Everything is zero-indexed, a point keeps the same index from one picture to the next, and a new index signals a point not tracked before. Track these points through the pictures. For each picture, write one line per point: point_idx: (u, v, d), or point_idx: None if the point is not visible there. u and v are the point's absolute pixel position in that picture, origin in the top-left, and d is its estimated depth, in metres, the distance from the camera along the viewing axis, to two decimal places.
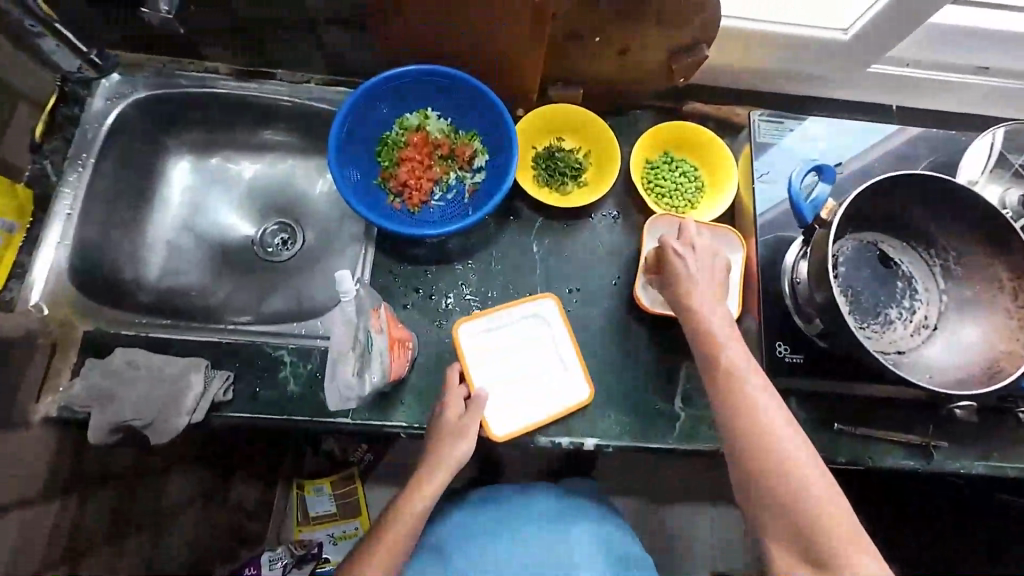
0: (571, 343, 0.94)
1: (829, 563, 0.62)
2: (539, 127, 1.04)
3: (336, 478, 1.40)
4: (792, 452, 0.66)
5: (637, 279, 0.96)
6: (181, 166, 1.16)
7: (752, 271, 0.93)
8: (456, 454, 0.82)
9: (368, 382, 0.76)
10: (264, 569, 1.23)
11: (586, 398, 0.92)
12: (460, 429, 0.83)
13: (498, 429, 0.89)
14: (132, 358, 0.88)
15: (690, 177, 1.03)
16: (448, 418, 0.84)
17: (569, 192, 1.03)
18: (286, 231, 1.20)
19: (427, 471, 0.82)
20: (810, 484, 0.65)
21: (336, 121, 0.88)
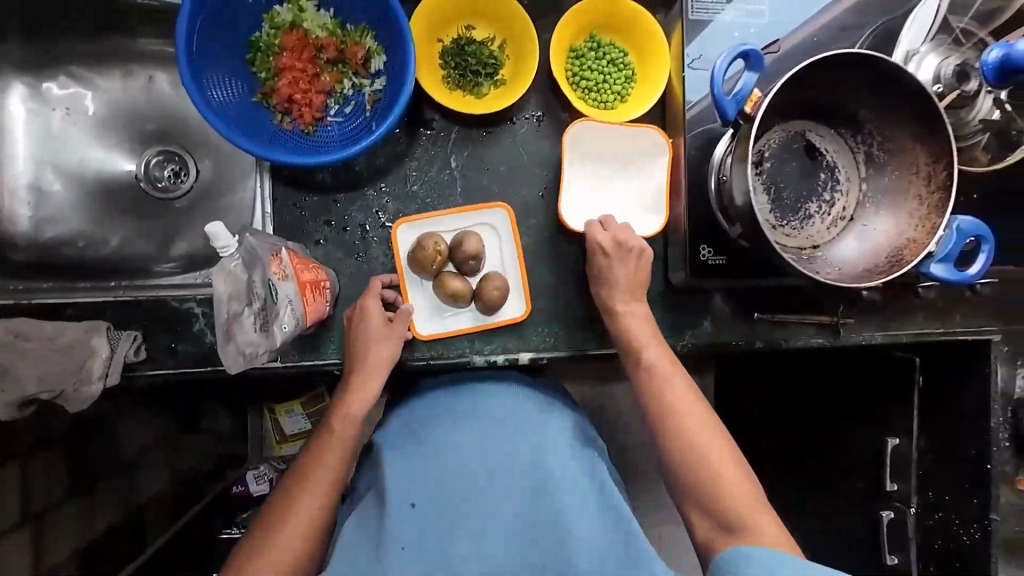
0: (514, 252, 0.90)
1: (734, 522, 0.74)
2: (442, 15, 0.89)
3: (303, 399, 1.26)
4: (691, 421, 0.79)
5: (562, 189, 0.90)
6: (15, 93, 0.97)
7: (679, 177, 0.88)
8: (382, 368, 0.83)
9: (278, 333, 0.71)
10: (252, 484, 1.22)
11: (520, 316, 0.91)
12: (386, 331, 0.84)
13: (423, 329, 0.90)
14: (14, 329, 0.79)
15: (619, 66, 0.92)
16: (376, 322, 0.84)
17: (484, 94, 0.90)
18: (173, 161, 1.04)
19: (361, 369, 0.83)
20: (713, 457, 0.77)
21: (181, 25, 0.71)
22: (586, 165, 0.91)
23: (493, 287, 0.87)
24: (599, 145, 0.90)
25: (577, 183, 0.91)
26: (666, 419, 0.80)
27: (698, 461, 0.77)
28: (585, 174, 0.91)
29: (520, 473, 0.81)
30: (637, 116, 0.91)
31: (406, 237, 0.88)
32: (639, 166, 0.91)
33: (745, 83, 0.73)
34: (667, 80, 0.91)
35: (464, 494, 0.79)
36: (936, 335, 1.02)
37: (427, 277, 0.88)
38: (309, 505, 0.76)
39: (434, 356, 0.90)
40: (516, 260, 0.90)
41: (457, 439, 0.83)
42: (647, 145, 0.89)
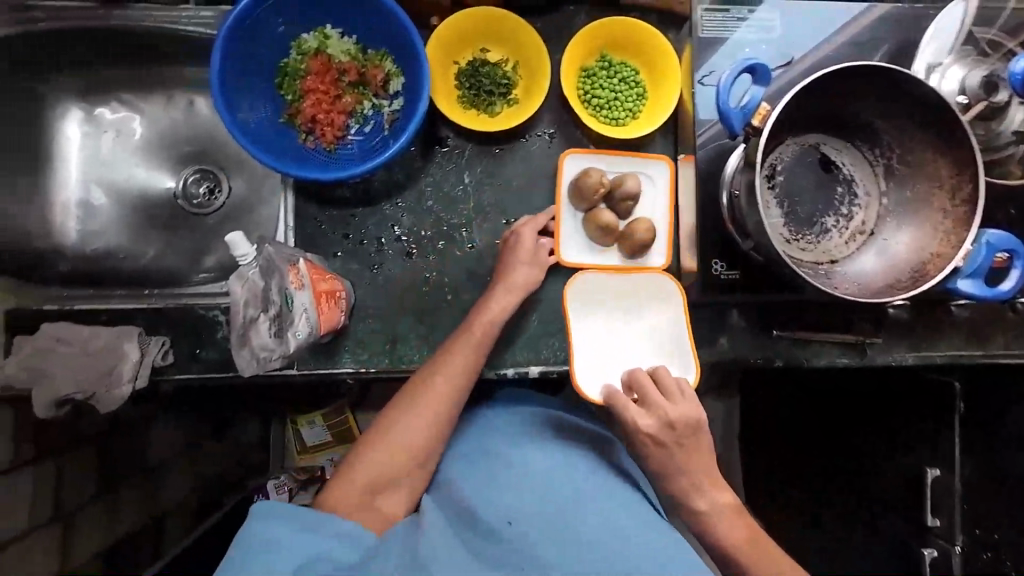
0: (667, 205, 0.91)
1: None
2: (457, 39, 0.92)
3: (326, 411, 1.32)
4: (721, 517, 0.79)
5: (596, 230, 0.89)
6: (74, 119, 1.06)
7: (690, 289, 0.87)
8: (506, 301, 0.84)
9: (290, 339, 0.75)
10: (273, 494, 1.26)
11: (662, 264, 0.91)
12: (534, 257, 0.88)
13: (569, 254, 0.91)
14: (58, 334, 0.86)
15: (630, 84, 0.94)
16: (526, 243, 0.88)
17: (497, 113, 0.93)
18: (208, 178, 1.11)
19: (502, 294, 0.85)
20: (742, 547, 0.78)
21: (216, 54, 0.77)
22: (599, 319, 0.88)
23: (641, 230, 0.87)
24: (603, 296, 0.88)
25: (587, 332, 0.87)
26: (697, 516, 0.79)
27: (730, 551, 0.78)
28: (602, 327, 0.88)
29: (608, 513, 0.77)
30: (647, 132, 0.92)
31: (572, 167, 0.90)
32: (643, 310, 0.88)
33: (752, 96, 0.72)
34: (679, 96, 0.92)
35: (545, 524, 0.74)
36: (975, 358, 0.96)
37: (583, 207, 0.89)
38: (423, 424, 0.78)
39: None
40: (668, 211, 0.91)
41: (532, 462, 0.81)
42: (654, 287, 0.88)
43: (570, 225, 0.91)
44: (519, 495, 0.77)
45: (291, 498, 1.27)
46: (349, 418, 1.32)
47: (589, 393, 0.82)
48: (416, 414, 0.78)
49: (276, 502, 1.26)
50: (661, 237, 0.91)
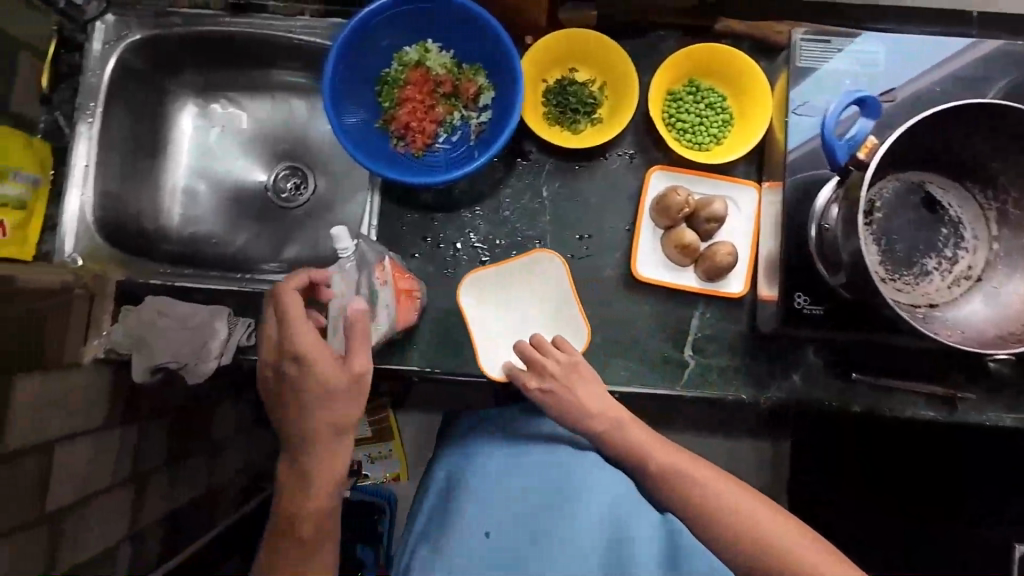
0: (750, 234, 0.91)
1: None
2: (549, 57, 0.95)
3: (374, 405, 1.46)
4: (727, 495, 0.73)
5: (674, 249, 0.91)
6: (188, 113, 1.14)
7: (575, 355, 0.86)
8: (362, 367, 0.73)
9: (373, 333, 0.78)
10: None
11: (738, 292, 0.91)
12: (314, 351, 0.70)
13: (643, 269, 0.93)
14: (161, 308, 0.93)
15: (717, 110, 0.94)
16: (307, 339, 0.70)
17: (581, 131, 0.95)
18: (297, 176, 1.19)
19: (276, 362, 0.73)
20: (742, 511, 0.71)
21: (330, 61, 0.83)
22: (485, 307, 0.92)
23: (723, 255, 0.88)
24: (489, 288, 0.92)
25: (484, 318, 0.92)
26: (694, 498, 0.73)
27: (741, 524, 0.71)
28: (483, 313, 0.92)
29: (584, 510, 0.90)
30: (733, 159, 0.92)
31: (658, 182, 0.93)
32: (521, 287, 0.92)
33: (859, 128, 0.71)
34: (768, 125, 0.91)
35: (528, 541, 0.88)
36: None
37: (665, 223, 0.92)
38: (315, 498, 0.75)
39: None
40: (749, 240, 0.91)
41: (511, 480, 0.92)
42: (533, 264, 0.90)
43: (650, 241, 0.94)
44: (512, 519, 0.89)
45: None
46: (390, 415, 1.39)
47: (491, 372, 0.90)
48: (306, 483, 0.75)
49: None
50: (737, 265, 0.91)
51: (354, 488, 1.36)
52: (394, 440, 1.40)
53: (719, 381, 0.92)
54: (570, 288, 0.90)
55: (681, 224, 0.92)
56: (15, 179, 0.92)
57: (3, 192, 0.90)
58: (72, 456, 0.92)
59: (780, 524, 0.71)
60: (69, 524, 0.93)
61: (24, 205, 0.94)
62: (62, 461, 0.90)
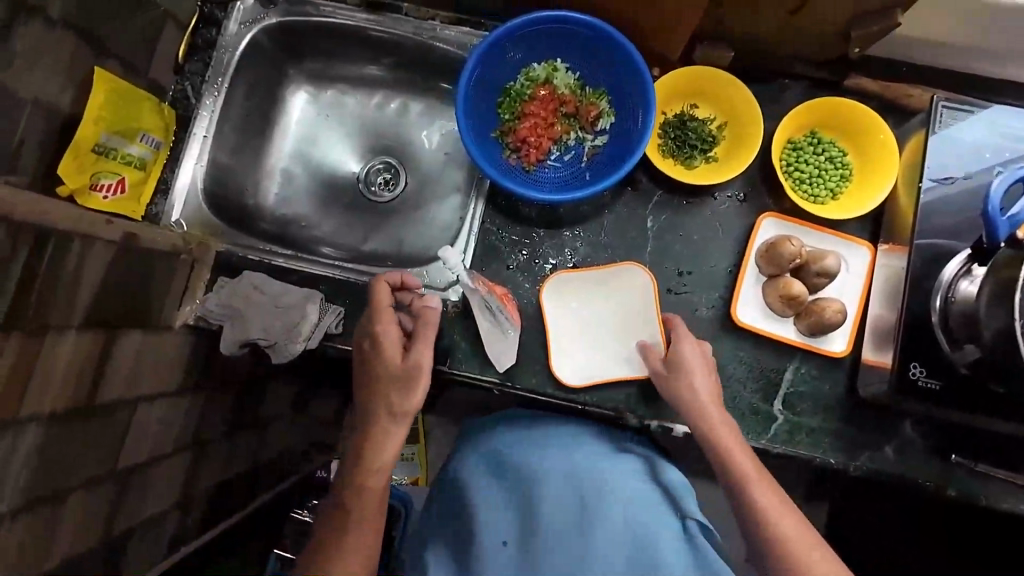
0: (858, 295, 0.90)
1: None
2: (672, 92, 0.95)
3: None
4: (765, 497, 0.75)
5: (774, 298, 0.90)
6: (300, 97, 1.16)
7: (686, 353, 0.84)
8: (421, 359, 0.80)
9: (508, 333, 0.91)
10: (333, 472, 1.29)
11: (840, 352, 0.89)
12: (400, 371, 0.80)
13: (742, 315, 0.91)
14: (257, 283, 0.94)
15: (837, 165, 0.93)
16: (391, 358, 0.81)
17: (695, 168, 0.95)
18: (389, 172, 1.20)
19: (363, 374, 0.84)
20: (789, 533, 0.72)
21: (468, 69, 0.85)
22: (563, 310, 0.94)
23: (831, 312, 0.86)
24: (575, 286, 0.93)
25: (560, 324, 0.93)
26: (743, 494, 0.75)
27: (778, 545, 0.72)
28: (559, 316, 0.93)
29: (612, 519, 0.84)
30: (852, 215, 0.90)
31: (769, 229, 0.92)
32: (606, 288, 0.93)
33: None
34: (891, 187, 0.89)
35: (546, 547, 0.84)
36: None
37: (773, 272, 0.90)
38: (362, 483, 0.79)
39: (589, 402, 0.91)
40: (857, 301, 0.89)
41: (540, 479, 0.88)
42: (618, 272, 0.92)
43: (752, 286, 0.92)
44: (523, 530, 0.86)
45: None
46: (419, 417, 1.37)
47: (569, 381, 0.91)
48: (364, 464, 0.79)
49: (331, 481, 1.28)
50: (842, 325, 0.88)
51: None
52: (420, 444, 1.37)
53: (808, 441, 0.89)
54: (654, 296, 0.91)
55: (788, 274, 0.90)
56: (143, 140, 0.95)
57: (129, 151, 0.93)
58: (147, 416, 0.91)
59: (807, 542, 0.72)
60: (133, 485, 0.92)
61: (143, 165, 0.96)
62: (138, 421, 0.89)
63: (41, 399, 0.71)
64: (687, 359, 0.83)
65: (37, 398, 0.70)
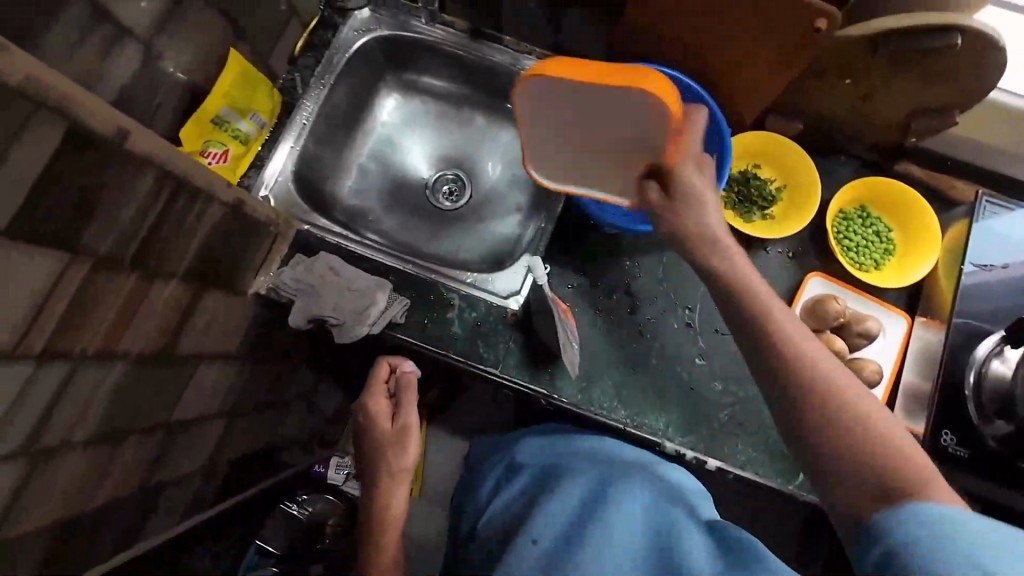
0: (892, 360, 0.94)
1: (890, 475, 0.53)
2: (738, 151, 1.04)
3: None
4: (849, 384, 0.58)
5: None
6: (389, 102, 1.25)
7: (699, 130, 0.72)
8: (408, 420, 0.94)
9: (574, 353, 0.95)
10: (332, 470, 1.42)
11: None
12: (392, 438, 0.94)
13: None
14: (333, 265, 0.99)
15: (881, 238, 1.01)
16: (383, 426, 0.95)
17: (753, 222, 1.02)
18: (456, 184, 1.27)
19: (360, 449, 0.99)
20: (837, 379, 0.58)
21: None
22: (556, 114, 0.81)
23: (868, 371, 0.91)
24: (550, 97, 0.77)
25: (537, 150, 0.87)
26: (769, 330, 0.63)
27: (832, 391, 0.58)
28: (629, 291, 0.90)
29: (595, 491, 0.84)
30: (894, 285, 0.97)
31: (815, 287, 0.99)
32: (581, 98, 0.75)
33: None
34: (932, 265, 0.97)
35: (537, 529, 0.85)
36: None
37: (817, 326, 0.95)
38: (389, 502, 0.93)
39: (629, 423, 0.96)
40: (892, 365, 0.94)
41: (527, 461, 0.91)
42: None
43: None
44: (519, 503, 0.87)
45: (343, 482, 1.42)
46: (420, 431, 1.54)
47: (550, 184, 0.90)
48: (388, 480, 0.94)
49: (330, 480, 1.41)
50: (876, 385, 0.92)
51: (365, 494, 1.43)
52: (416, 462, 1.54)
53: None
54: (670, 112, 0.70)
55: (829, 330, 0.96)
56: (252, 119, 1.02)
57: (239, 126, 1.01)
58: (204, 374, 0.94)
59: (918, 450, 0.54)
60: (178, 440, 0.94)
61: (247, 141, 1.02)
62: (197, 377, 0.92)
63: (135, 337, 0.74)
64: (689, 188, 0.72)
65: (133, 335, 0.73)
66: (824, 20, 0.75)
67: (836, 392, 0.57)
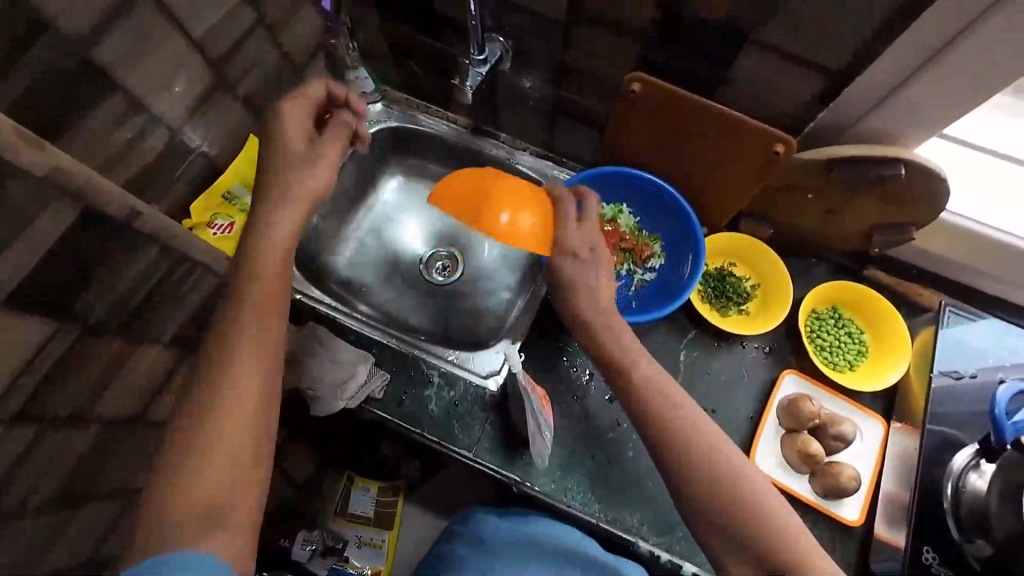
0: (872, 467, 0.93)
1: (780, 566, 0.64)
2: (715, 249, 1.10)
3: (382, 484, 1.48)
4: (750, 481, 0.69)
5: (792, 452, 0.95)
6: (390, 183, 1.34)
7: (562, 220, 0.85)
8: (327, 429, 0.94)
9: (545, 439, 0.94)
10: (297, 545, 1.34)
11: (855, 521, 0.90)
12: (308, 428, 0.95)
13: (760, 462, 0.96)
14: (318, 336, 1.02)
15: (854, 340, 1.03)
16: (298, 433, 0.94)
17: (728, 316, 1.06)
18: (449, 260, 1.33)
19: None
20: (744, 480, 0.69)
21: None
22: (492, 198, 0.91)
23: (846, 478, 0.90)
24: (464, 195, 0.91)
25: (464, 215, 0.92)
26: (669, 436, 0.72)
27: (738, 487, 0.68)
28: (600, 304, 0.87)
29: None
30: (868, 388, 0.99)
31: (789, 386, 1.00)
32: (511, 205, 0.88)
33: None
34: (904, 370, 0.99)
35: None
36: None
37: (793, 427, 0.96)
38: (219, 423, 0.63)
39: (603, 519, 0.93)
40: (871, 472, 0.93)
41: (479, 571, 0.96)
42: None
43: (770, 437, 0.98)
44: None
45: (308, 559, 1.33)
46: (398, 501, 1.48)
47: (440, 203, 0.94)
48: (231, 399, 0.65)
49: (293, 556, 1.32)
50: (857, 494, 0.91)
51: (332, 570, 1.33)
52: (392, 530, 1.45)
53: None
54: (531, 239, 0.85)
55: (805, 431, 0.96)
56: None
57: None
58: None
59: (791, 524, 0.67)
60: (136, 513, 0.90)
61: None
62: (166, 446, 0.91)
63: (111, 400, 0.75)
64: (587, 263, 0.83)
65: (107, 399, 0.74)
66: (782, 145, 0.84)
67: (752, 506, 0.67)
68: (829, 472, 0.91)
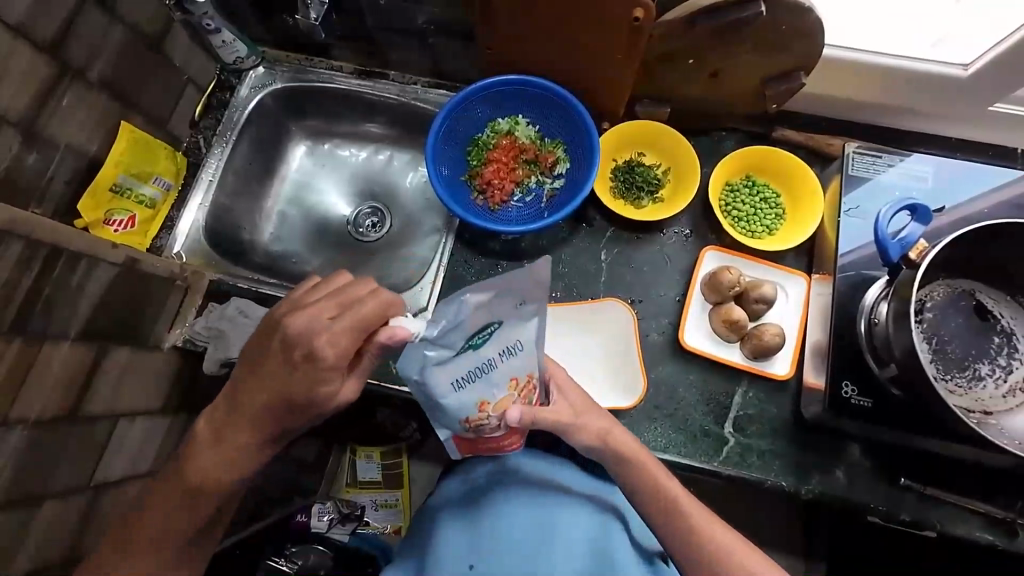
0: (795, 323, 0.96)
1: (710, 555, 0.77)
2: (621, 142, 1.07)
3: (383, 450, 1.43)
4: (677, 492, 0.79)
5: (717, 322, 0.96)
6: (299, 150, 1.30)
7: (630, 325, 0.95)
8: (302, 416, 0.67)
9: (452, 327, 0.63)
10: (314, 517, 1.35)
11: (783, 374, 0.94)
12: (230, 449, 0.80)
13: (688, 338, 0.97)
14: (242, 308, 1.02)
15: (771, 204, 1.02)
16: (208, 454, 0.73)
17: (643, 208, 1.04)
18: (376, 215, 1.29)
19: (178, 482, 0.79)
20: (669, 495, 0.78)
21: (437, 121, 0.99)
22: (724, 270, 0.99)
23: (769, 336, 0.92)
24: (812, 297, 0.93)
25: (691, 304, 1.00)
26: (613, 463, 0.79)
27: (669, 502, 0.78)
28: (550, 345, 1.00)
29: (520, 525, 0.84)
30: (786, 247, 0.99)
31: (711, 261, 1.00)
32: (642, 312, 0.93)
33: (910, 231, 0.81)
34: (819, 222, 0.98)
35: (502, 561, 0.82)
36: None
37: (716, 299, 0.97)
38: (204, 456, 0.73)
39: None
40: (795, 327, 0.96)
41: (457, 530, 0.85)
42: (603, 304, 0.99)
43: (697, 313, 0.99)
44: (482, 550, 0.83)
45: (327, 528, 1.35)
46: (403, 461, 1.44)
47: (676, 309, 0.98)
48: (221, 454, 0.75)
49: (314, 527, 1.34)
50: (782, 349, 0.94)
51: (353, 535, 1.36)
52: (403, 488, 1.44)
53: (759, 464, 0.91)
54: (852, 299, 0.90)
55: (730, 301, 0.96)
56: (155, 183, 1.09)
57: (142, 191, 1.06)
58: (125, 434, 0.96)
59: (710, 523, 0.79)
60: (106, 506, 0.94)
61: (152, 205, 1.09)
62: (117, 437, 0.94)
63: (33, 400, 0.78)
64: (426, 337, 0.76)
65: (28, 399, 0.77)
66: (639, 10, 0.80)
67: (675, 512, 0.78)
68: (754, 334, 0.93)
